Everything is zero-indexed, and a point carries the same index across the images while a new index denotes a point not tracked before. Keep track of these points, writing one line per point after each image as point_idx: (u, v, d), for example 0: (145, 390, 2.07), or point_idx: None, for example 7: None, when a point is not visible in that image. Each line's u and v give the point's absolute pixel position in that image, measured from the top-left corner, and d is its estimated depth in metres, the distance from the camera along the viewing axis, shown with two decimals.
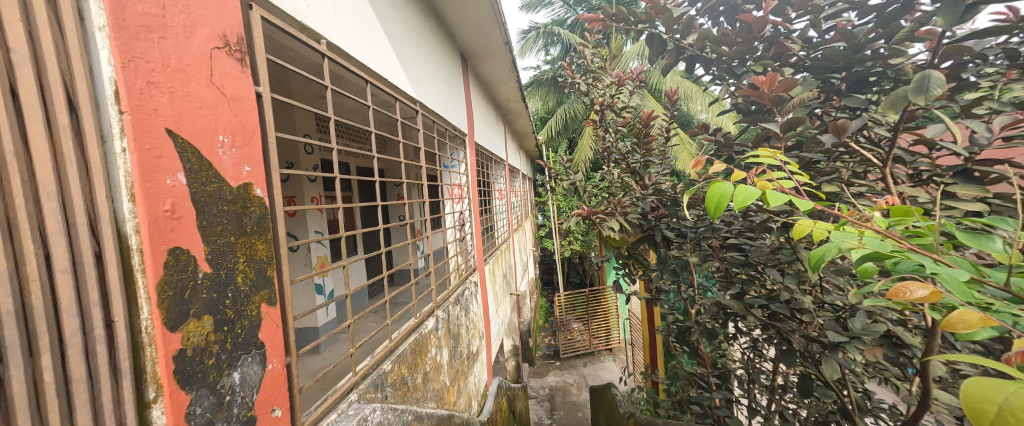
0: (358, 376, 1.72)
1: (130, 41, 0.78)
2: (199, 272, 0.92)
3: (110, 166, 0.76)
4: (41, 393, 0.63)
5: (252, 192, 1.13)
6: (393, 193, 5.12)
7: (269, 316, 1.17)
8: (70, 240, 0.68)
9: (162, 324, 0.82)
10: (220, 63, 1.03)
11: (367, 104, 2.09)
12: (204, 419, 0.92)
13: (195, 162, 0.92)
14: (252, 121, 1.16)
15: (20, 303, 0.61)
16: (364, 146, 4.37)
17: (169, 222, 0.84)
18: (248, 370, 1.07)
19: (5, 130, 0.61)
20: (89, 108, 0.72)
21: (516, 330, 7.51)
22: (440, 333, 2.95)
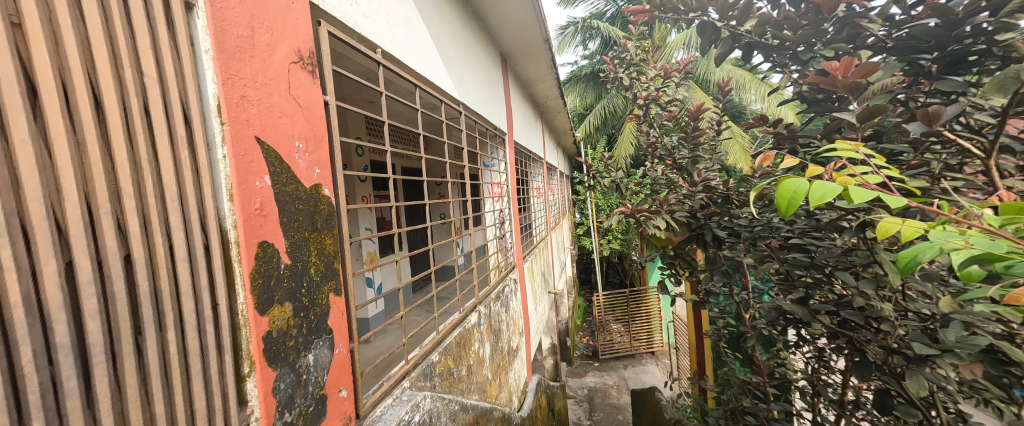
0: (409, 365, 1.83)
1: (228, 61, 0.90)
2: (282, 263, 1.04)
3: (214, 170, 0.88)
4: (168, 363, 0.75)
5: (321, 191, 1.25)
6: (435, 193, 5.31)
7: (336, 305, 1.29)
8: (188, 234, 0.79)
9: (254, 309, 0.94)
10: (296, 76, 1.15)
11: (416, 108, 2.20)
12: (287, 394, 1.03)
13: (277, 165, 1.04)
14: (321, 127, 1.27)
15: (154, 286, 0.73)
16: (409, 147, 4.57)
17: (259, 219, 0.96)
18: (320, 353, 1.19)
19: (144, 141, 0.72)
20: (200, 121, 0.84)
21: (554, 329, 7.48)
22: (482, 328, 3.03)
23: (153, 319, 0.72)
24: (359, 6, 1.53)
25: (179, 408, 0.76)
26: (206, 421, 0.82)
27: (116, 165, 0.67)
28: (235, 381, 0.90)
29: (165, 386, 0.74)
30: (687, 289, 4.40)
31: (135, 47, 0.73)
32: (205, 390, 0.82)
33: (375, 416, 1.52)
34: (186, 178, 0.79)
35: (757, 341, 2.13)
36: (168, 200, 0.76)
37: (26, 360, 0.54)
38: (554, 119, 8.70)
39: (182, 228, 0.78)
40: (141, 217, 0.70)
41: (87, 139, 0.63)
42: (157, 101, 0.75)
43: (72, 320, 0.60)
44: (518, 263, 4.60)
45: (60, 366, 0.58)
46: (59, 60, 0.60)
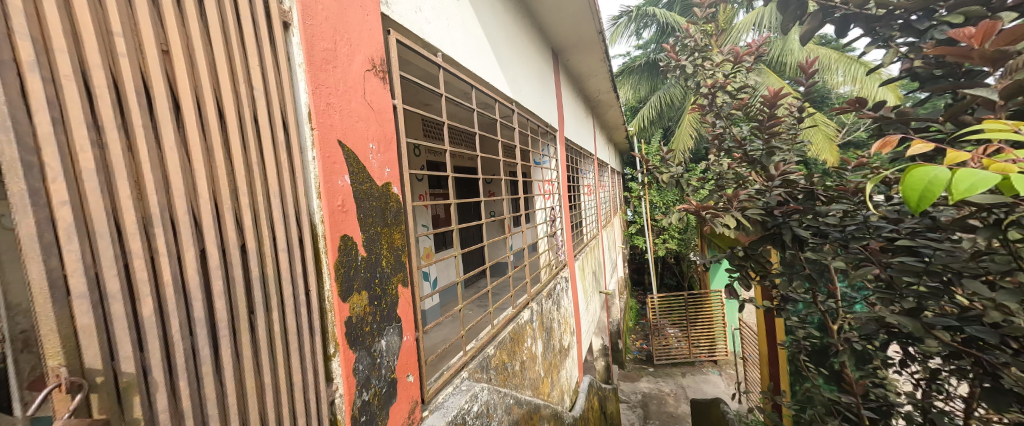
0: (467, 357, 1.90)
1: (316, 73, 1.01)
2: (359, 255, 1.13)
3: (306, 170, 0.99)
4: (274, 339, 0.86)
5: (391, 190, 1.34)
6: (487, 191, 5.42)
7: (404, 295, 1.38)
8: (286, 226, 0.90)
9: (338, 295, 1.04)
10: (370, 83, 1.24)
11: (473, 108, 2.26)
12: (365, 375, 1.12)
13: (355, 166, 1.14)
14: (391, 129, 1.36)
15: (262, 273, 0.83)
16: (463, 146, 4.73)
17: (341, 214, 1.06)
18: (391, 340, 1.28)
19: (255, 147, 0.83)
20: (294, 128, 0.95)
21: (605, 330, 7.27)
22: (535, 325, 3.05)
23: (262, 300, 0.83)
24: (422, 13, 1.61)
25: (281, 380, 0.87)
26: (302, 393, 0.92)
27: (234, 167, 0.78)
28: (322, 360, 1.01)
29: (270, 360, 0.85)
30: (757, 293, 4.00)
31: (245, 65, 0.84)
32: (300, 366, 0.93)
33: (438, 402, 1.59)
34: (285, 178, 0.91)
35: (850, 355, 1.87)
36: (270, 198, 0.86)
37: (177, 330, 0.65)
38: (606, 114, 8.42)
39: (282, 222, 0.88)
40: (251, 212, 0.81)
41: (214, 145, 0.74)
42: (263, 111, 0.87)
43: (205, 299, 0.71)
44: (569, 261, 4.55)
45: (199, 337, 0.69)
46: (194, 78, 0.72)
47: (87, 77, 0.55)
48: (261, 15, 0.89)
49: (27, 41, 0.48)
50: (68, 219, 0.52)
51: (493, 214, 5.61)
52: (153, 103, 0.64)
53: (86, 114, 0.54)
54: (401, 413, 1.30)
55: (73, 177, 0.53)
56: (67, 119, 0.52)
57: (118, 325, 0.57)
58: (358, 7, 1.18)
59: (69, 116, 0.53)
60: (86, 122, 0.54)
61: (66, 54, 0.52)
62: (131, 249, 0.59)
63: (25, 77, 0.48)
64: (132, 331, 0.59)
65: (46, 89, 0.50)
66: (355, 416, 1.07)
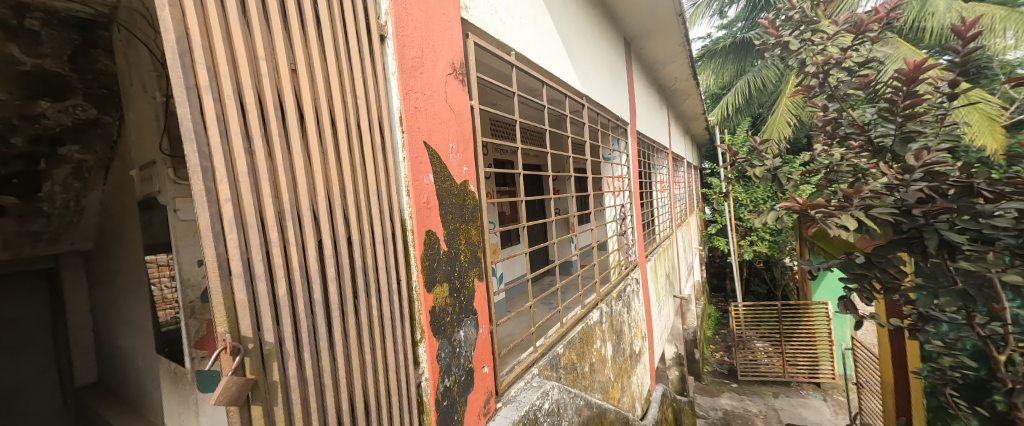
0: (537, 353, 1.91)
1: (406, 80, 1.10)
2: (441, 249, 1.21)
3: (397, 170, 1.09)
4: (373, 322, 0.95)
5: (468, 187, 1.40)
6: (553, 188, 5.39)
7: (479, 288, 1.44)
8: (381, 221, 1.00)
9: (423, 286, 1.12)
10: (451, 87, 1.31)
11: (543, 105, 2.26)
12: (446, 362, 1.20)
13: (437, 165, 1.21)
14: (469, 130, 1.42)
15: (364, 262, 0.93)
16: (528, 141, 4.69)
17: (426, 211, 1.14)
18: (468, 331, 1.34)
19: (359, 150, 0.94)
20: (388, 131, 1.04)
21: (680, 338, 6.73)
22: (605, 327, 2.94)
23: (363, 287, 0.93)
24: (498, 14, 1.65)
25: (379, 359, 0.97)
26: (394, 373, 1.02)
27: (343, 169, 0.88)
28: (411, 345, 1.10)
29: (371, 342, 0.95)
30: (880, 308, 3.33)
31: (351, 76, 0.94)
32: (393, 348, 1.02)
33: (511, 395, 1.63)
34: (381, 177, 1.01)
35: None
36: (369, 195, 0.97)
37: (302, 309, 0.76)
38: (683, 104, 7.75)
39: (378, 217, 0.98)
40: (356, 208, 0.92)
41: (328, 150, 0.85)
42: (365, 117, 0.97)
43: (321, 283, 0.82)
44: (640, 262, 4.31)
45: (317, 317, 0.80)
46: (313, 92, 0.83)
47: (241, 95, 0.67)
48: (364, 31, 0.99)
49: (204, 69, 0.60)
50: (229, 214, 0.63)
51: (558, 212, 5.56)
52: (284, 114, 0.76)
53: (241, 126, 0.66)
54: (478, 402, 1.36)
55: (232, 178, 0.64)
56: (228, 131, 0.64)
57: (262, 302, 0.69)
58: (441, 14, 1.25)
59: (229, 128, 0.64)
60: (240, 133, 0.66)
61: (228, 77, 0.64)
62: (270, 238, 0.70)
63: (202, 98, 0.60)
64: (272, 307, 0.70)
65: (215, 107, 0.62)
66: (438, 398, 1.15)
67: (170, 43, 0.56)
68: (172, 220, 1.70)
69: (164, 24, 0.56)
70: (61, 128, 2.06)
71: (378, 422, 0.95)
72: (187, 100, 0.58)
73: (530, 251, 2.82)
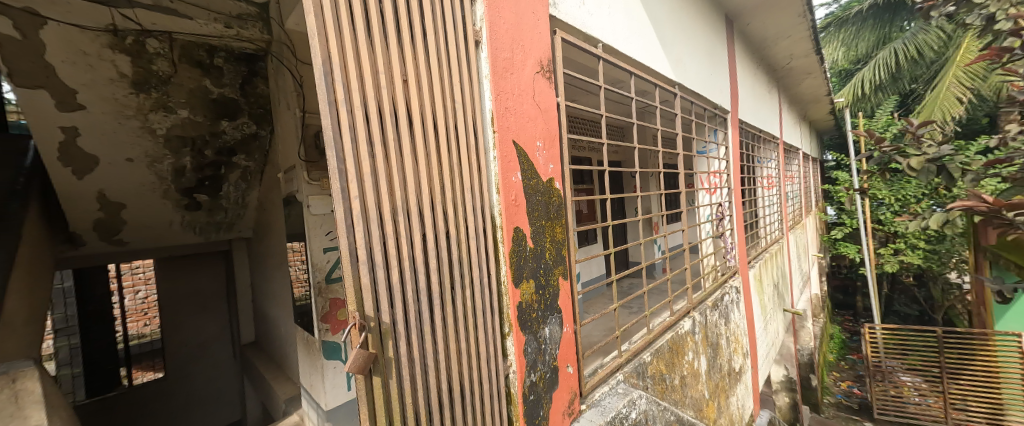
0: (622, 358, 1.83)
1: (498, 81, 1.14)
2: (527, 246, 1.24)
3: (488, 169, 1.14)
4: (466, 310, 1.02)
5: (554, 184, 1.40)
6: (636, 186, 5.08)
7: (563, 286, 1.42)
8: (474, 217, 1.07)
9: (511, 281, 1.16)
10: (539, 85, 1.32)
11: (631, 97, 2.13)
12: (532, 357, 1.22)
13: (526, 164, 1.24)
14: (555, 127, 1.41)
15: (459, 254, 1.01)
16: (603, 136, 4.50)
17: (515, 208, 1.17)
18: (553, 329, 1.34)
19: (455, 151, 1.01)
20: (481, 133, 1.11)
21: (792, 359, 5.74)
22: (697, 338, 2.66)
23: (459, 279, 1.00)
24: (585, 7, 1.60)
25: (472, 349, 1.03)
26: (485, 362, 1.07)
27: (441, 168, 0.96)
28: (499, 338, 1.15)
29: (465, 330, 1.01)
30: None
31: (451, 81, 1.02)
32: (484, 339, 1.08)
33: (595, 399, 1.59)
34: (475, 176, 1.07)
35: None
36: (464, 194, 1.03)
37: (410, 295, 0.86)
38: (799, 85, 6.56)
39: (472, 214, 1.05)
40: (452, 205, 0.99)
41: (432, 150, 0.93)
42: (461, 120, 1.04)
43: (425, 273, 0.91)
44: (742, 269, 3.80)
45: (422, 303, 0.89)
46: (420, 99, 0.92)
47: (366, 106, 0.79)
48: (463, 40, 1.06)
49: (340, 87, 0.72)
50: (357, 209, 0.76)
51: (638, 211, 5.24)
52: (397, 121, 0.86)
53: (365, 134, 0.79)
54: (563, 401, 1.35)
55: (358, 180, 0.77)
56: (357, 137, 0.77)
57: (380, 286, 0.80)
58: (530, 14, 1.27)
59: (357, 135, 0.77)
60: (365, 140, 0.78)
61: (358, 93, 0.77)
62: (386, 231, 0.81)
63: (339, 111, 0.74)
64: (387, 291, 0.81)
65: (348, 117, 0.74)
66: (525, 392, 1.17)
67: (319, 68, 0.70)
68: (307, 213, 2.05)
69: (314, 52, 0.70)
70: (235, 142, 2.66)
71: (472, 406, 1.01)
72: (329, 114, 0.71)
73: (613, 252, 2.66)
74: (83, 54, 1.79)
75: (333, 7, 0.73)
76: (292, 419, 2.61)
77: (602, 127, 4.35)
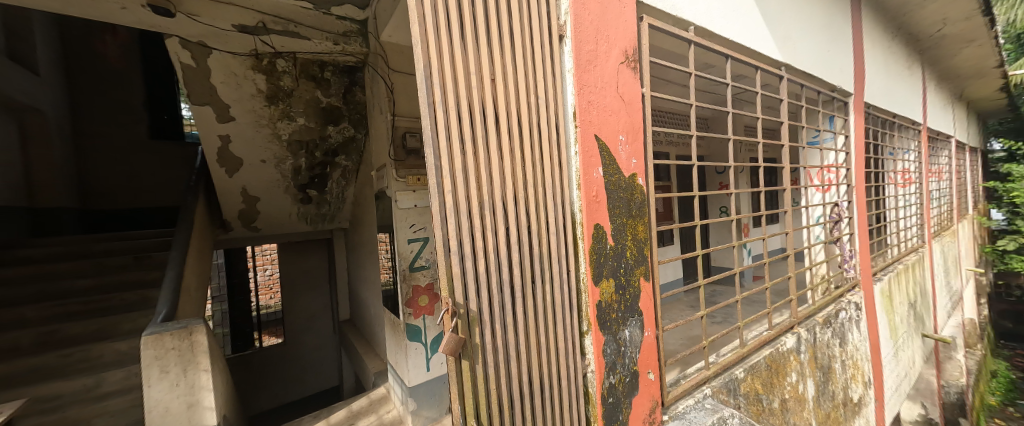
0: (710, 371, 1.68)
1: (582, 75, 1.12)
2: (608, 244, 1.20)
3: (569, 165, 1.14)
4: (543, 303, 1.05)
5: (637, 181, 1.32)
6: (723, 183, 4.57)
7: (646, 289, 1.34)
8: (553, 213, 1.08)
9: (591, 279, 1.14)
10: (624, 76, 1.26)
11: (726, 83, 1.90)
12: (612, 359, 1.18)
13: (607, 159, 1.19)
14: (639, 120, 1.33)
15: (538, 248, 1.04)
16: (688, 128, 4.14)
17: (596, 204, 1.15)
18: (633, 332, 1.27)
19: (536, 149, 1.04)
20: (563, 129, 1.11)
21: (935, 398, 4.62)
22: (803, 358, 2.29)
23: (538, 272, 1.04)
24: None
25: (549, 341, 1.06)
26: (562, 356, 1.10)
27: (523, 166, 1.01)
28: (577, 335, 1.15)
29: (543, 323, 1.05)
30: None
31: (534, 80, 1.05)
32: (562, 334, 1.10)
33: (678, 411, 1.48)
34: (555, 173, 1.09)
35: None
36: (544, 189, 1.06)
37: (494, 283, 0.94)
38: (955, 56, 5.19)
39: (552, 208, 1.08)
40: (532, 202, 1.03)
41: (514, 148, 0.99)
42: (543, 117, 1.06)
43: (507, 264, 0.98)
44: (865, 283, 3.17)
45: (504, 293, 0.97)
46: (505, 98, 0.98)
47: (457, 108, 0.89)
48: (546, 35, 1.07)
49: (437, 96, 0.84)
50: (450, 201, 0.87)
51: (724, 211, 4.70)
52: (484, 123, 0.94)
53: (457, 134, 0.88)
54: (643, 408, 1.28)
55: (451, 176, 0.87)
56: (449, 137, 0.87)
57: (468, 273, 0.90)
58: (615, 2, 1.22)
59: (450, 135, 0.87)
60: (457, 140, 0.88)
61: (452, 96, 0.87)
62: (473, 225, 0.91)
63: (436, 112, 0.85)
64: (473, 280, 0.91)
65: (443, 118, 0.86)
66: (604, 393, 1.15)
67: (421, 81, 0.83)
68: (395, 207, 2.26)
69: (418, 63, 0.83)
70: (339, 144, 3.03)
71: (549, 398, 1.05)
72: (428, 116, 0.84)
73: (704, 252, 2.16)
74: (234, 75, 2.25)
75: (434, 25, 0.84)
76: (380, 390, 2.91)
77: (688, 118, 4.02)
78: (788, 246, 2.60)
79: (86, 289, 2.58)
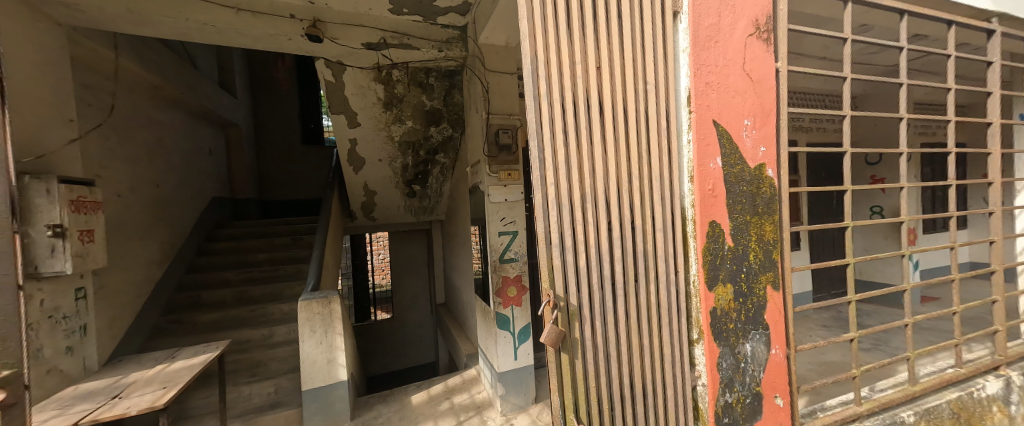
0: (862, 407, 1.36)
1: (700, 52, 1.00)
2: (726, 244, 1.05)
3: (681, 155, 1.04)
4: (647, 304, 0.99)
5: (765, 172, 1.11)
6: (877, 177, 3.67)
7: (773, 300, 1.13)
8: (661, 209, 1.00)
9: (705, 283, 1.03)
10: (753, 50, 1.08)
11: (899, 47, 1.46)
12: (728, 375, 1.04)
13: (728, 146, 1.04)
14: (772, 100, 1.11)
15: (644, 246, 0.98)
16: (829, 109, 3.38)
17: (712, 199, 1.01)
18: (757, 347, 1.09)
19: (643, 138, 0.97)
20: (674, 114, 1.01)
21: None
22: (1014, 412, 1.68)
23: (643, 271, 0.98)
24: None
25: (654, 347, 0.99)
26: (670, 365, 1.01)
27: (628, 157, 0.95)
28: (686, 343, 1.05)
29: (648, 325, 0.99)
30: None
31: (643, 63, 0.98)
32: (669, 339, 1.01)
33: None
34: (664, 164, 1.00)
35: None
36: (651, 181, 0.99)
37: (594, 279, 0.92)
38: None
39: (659, 203, 0.99)
40: (638, 195, 0.97)
41: (620, 139, 0.94)
42: (652, 104, 0.98)
43: (609, 261, 0.95)
44: None
45: (604, 290, 0.94)
46: (611, 83, 0.93)
47: (562, 100, 0.89)
48: (658, 13, 0.99)
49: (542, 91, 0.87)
50: (551, 193, 0.88)
51: (877, 211, 3.72)
52: (589, 112, 0.92)
53: (561, 125, 0.89)
54: None
55: (554, 168, 0.89)
56: (554, 129, 0.89)
57: (568, 266, 0.90)
58: None
59: (554, 128, 0.89)
60: (561, 132, 0.89)
61: (557, 88, 0.88)
62: (575, 218, 0.91)
63: (541, 105, 0.88)
64: (574, 275, 0.91)
65: (547, 111, 0.87)
66: (717, 412, 1.02)
67: (528, 76, 0.86)
68: (488, 201, 2.36)
69: (525, 59, 0.87)
70: (440, 142, 3.30)
71: (653, 407, 0.99)
72: (534, 108, 0.87)
73: (865, 261, 1.59)
74: (361, 86, 2.63)
75: (542, 22, 0.87)
76: (472, 371, 3.13)
77: (829, 97, 3.28)
78: (992, 260, 1.92)
79: (263, 261, 3.35)
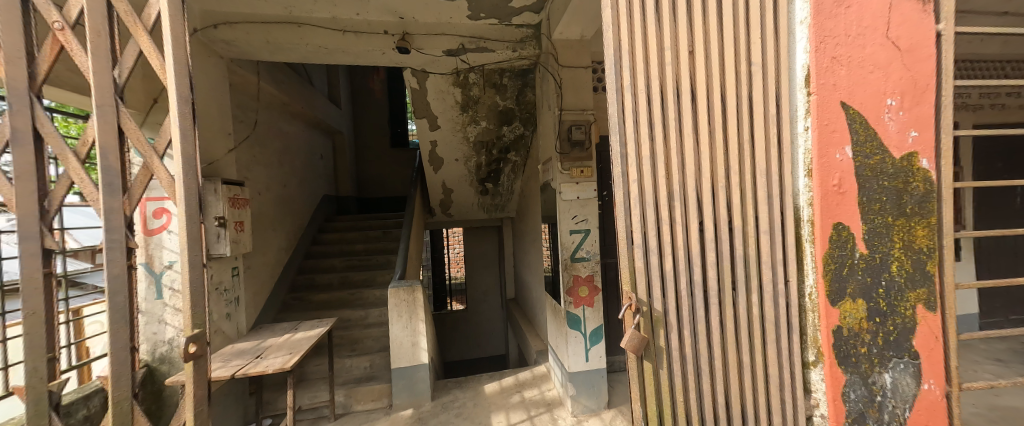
0: None
1: (825, 20, 0.84)
2: (856, 251, 0.87)
3: (794, 146, 0.89)
4: (746, 315, 0.87)
5: (918, 162, 0.88)
6: None
7: (929, 324, 0.89)
8: (768, 208, 0.87)
9: (825, 297, 0.87)
10: (901, 10, 0.87)
11: None
12: (857, 407, 0.87)
13: (861, 132, 0.86)
14: (931, 72, 0.87)
15: (744, 250, 0.87)
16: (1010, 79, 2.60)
17: (836, 196, 0.85)
18: (900, 379, 0.89)
19: (745, 128, 0.85)
20: (786, 99, 0.87)
21: None
22: None
23: (743, 278, 0.87)
24: None
25: (757, 366, 0.87)
26: (778, 388, 0.88)
27: (725, 149, 0.85)
28: (799, 364, 0.90)
29: (749, 340, 0.88)
30: None
31: (748, 42, 0.86)
32: (776, 358, 0.88)
33: None
34: (772, 156, 0.87)
35: None
36: (755, 177, 0.87)
37: (683, 284, 0.85)
38: None
39: (765, 202, 0.87)
40: (739, 192, 0.86)
41: (716, 130, 0.85)
42: (757, 88, 0.86)
43: (701, 265, 0.86)
44: None
45: (696, 296, 0.85)
46: (706, 69, 0.84)
47: (648, 90, 0.84)
48: None
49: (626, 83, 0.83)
50: (635, 192, 0.84)
51: None
52: (680, 101, 0.84)
53: (647, 118, 0.84)
54: None
55: (638, 163, 0.84)
56: (640, 121, 0.84)
57: (653, 270, 0.85)
58: None
59: (639, 120, 0.84)
60: (646, 125, 0.83)
61: (643, 78, 0.83)
62: (661, 217, 0.85)
63: (625, 97, 0.83)
64: (659, 279, 0.85)
65: (632, 103, 0.83)
66: None
67: (610, 68, 0.83)
68: (559, 199, 2.34)
69: (608, 49, 0.83)
70: (514, 140, 3.36)
71: None
72: (616, 101, 0.83)
73: None
74: (442, 91, 2.82)
75: (627, 10, 0.83)
76: (542, 368, 3.13)
77: (1011, 63, 2.52)
78: None
79: (360, 251, 3.81)
